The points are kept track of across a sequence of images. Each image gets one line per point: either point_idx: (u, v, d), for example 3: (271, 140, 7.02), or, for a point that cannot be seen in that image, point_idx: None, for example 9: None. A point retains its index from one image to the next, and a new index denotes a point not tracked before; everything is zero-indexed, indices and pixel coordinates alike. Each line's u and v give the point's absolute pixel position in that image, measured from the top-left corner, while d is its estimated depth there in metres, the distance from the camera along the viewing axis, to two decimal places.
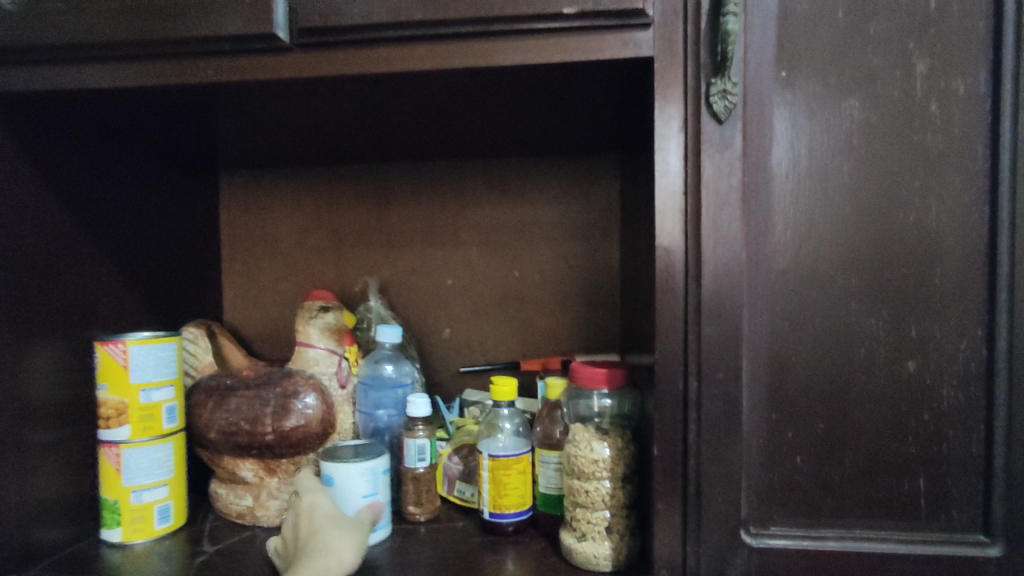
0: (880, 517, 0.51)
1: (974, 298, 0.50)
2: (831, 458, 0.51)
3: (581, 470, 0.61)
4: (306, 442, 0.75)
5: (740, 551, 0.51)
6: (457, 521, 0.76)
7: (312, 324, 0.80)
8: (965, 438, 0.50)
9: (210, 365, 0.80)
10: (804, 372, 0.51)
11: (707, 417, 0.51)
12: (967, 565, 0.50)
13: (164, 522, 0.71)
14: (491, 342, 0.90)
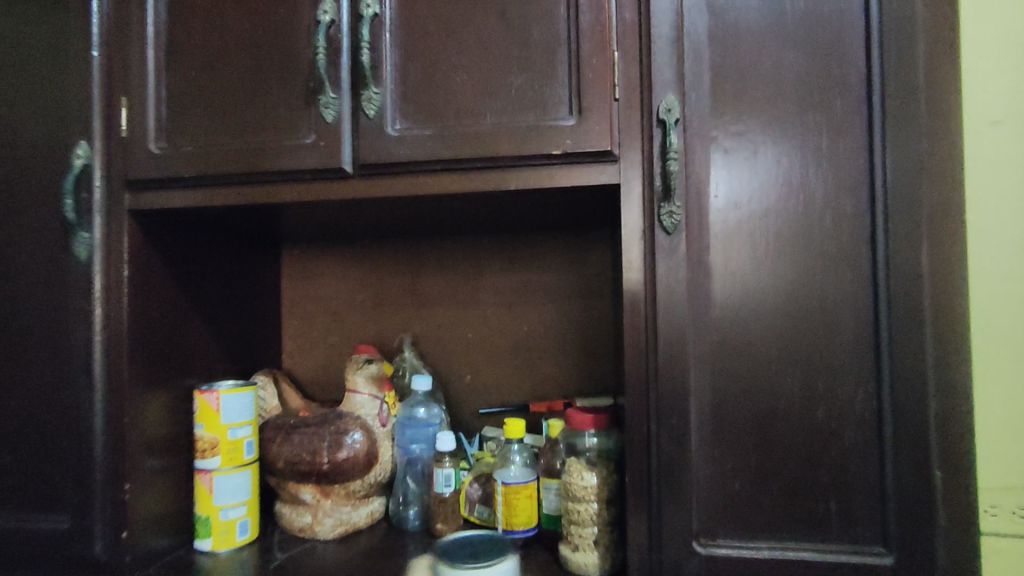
0: (801, 531, 0.66)
1: (866, 362, 0.66)
2: (762, 485, 0.67)
3: (574, 493, 0.77)
4: (354, 470, 0.92)
5: (692, 557, 0.67)
6: (477, 537, 0.92)
7: (359, 373, 0.98)
8: (863, 469, 0.65)
9: (277, 407, 1.00)
10: (739, 419, 0.67)
11: (664, 453, 0.67)
12: (868, 570, 0.64)
13: (244, 534, 0.89)
14: (505, 386, 1.07)
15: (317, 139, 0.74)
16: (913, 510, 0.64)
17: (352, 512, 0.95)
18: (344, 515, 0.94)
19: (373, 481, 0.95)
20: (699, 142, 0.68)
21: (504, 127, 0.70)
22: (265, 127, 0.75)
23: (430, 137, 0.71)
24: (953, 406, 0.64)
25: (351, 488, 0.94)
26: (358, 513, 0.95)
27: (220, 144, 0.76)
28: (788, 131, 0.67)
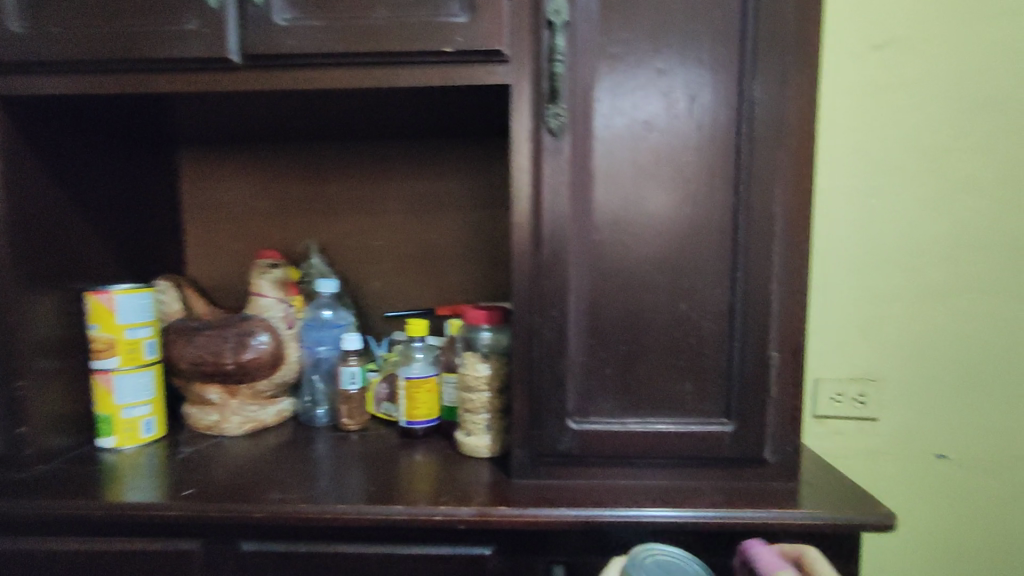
0: (661, 407, 0.75)
1: (724, 261, 0.73)
2: (629, 369, 0.75)
3: (468, 384, 0.84)
4: (260, 371, 0.95)
5: (566, 432, 0.75)
6: (383, 430, 0.98)
7: (263, 278, 0.99)
8: (715, 354, 0.74)
9: (178, 311, 0.99)
10: (612, 311, 0.74)
11: (545, 342, 0.74)
12: (713, 438, 0.74)
13: (148, 432, 0.91)
14: (413, 292, 1.10)
15: (199, 26, 0.70)
16: (752, 387, 0.74)
17: (259, 410, 0.98)
18: (251, 413, 0.97)
19: (281, 381, 0.98)
20: (586, 46, 0.70)
21: (395, 23, 0.69)
22: (140, 10, 0.70)
23: (319, 29, 0.70)
24: (793, 300, 0.73)
25: (258, 388, 0.97)
26: (265, 411, 0.98)
27: (90, 26, 0.71)
28: (670, 40, 0.70)
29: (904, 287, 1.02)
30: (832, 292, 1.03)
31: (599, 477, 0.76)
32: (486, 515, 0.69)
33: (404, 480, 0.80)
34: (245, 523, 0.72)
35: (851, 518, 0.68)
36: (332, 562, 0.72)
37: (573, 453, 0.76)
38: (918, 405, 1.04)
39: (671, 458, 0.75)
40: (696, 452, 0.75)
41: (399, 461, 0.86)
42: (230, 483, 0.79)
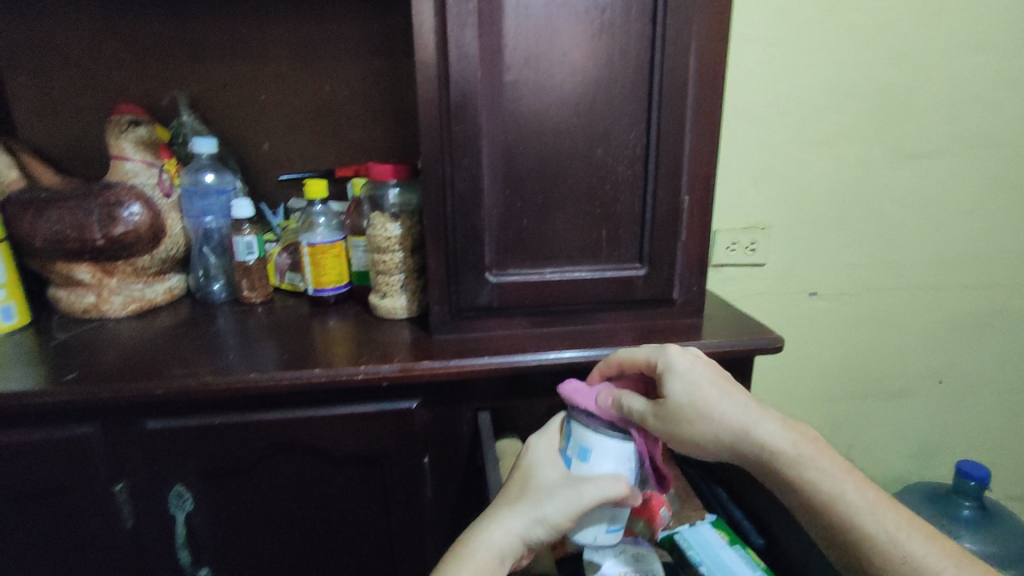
0: (578, 255, 0.75)
1: (640, 101, 0.71)
2: (547, 219, 0.73)
3: (379, 245, 0.80)
4: (138, 245, 0.85)
5: (485, 285, 0.74)
6: (290, 301, 0.93)
7: (124, 138, 0.85)
8: (630, 199, 0.74)
9: (19, 181, 0.84)
10: (528, 158, 0.71)
11: (459, 194, 0.70)
12: (628, 281, 0.77)
13: (7, 320, 0.80)
14: (309, 153, 1.00)
15: None
16: (665, 231, 0.75)
17: (144, 289, 0.88)
18: (136, 292, 0.87)
19: (165, 256, 0.89)
20: None
21: None
22: None
23: None
24: (705, 141, 0.73)
25: (139, 265, 0.87)
26: (152, 289, 0.89)
27: None
28: None
29: (799, 137, 1.06)
30: (735, 143, 1.05)
31: (518, 328, 0.78)
32: (409, 370, 0.69)
33: (320, 346, 0.77)
34: (146, 401, 0.67)
35: (746, 343, 0.75)
36: (252, 431, 0.69)
37: (493, 305, 0.75)
38: (800, 249, 1.14)
39: (588, 303, 0.78)
40: (611, 295, 0.77)
41: (312, 328, 0.83)
42: (121, 364, 0.73)
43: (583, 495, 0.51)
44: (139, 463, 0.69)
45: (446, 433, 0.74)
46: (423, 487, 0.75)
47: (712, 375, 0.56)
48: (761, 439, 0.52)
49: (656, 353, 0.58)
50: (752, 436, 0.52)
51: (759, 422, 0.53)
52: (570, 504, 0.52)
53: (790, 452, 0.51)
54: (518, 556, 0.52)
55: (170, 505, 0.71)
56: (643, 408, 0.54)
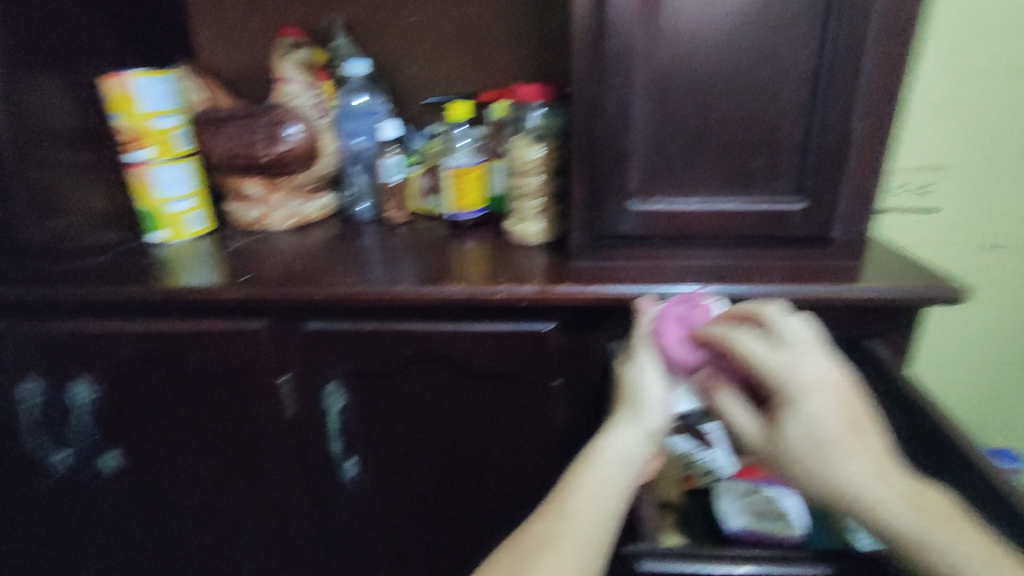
0: (730, 185, 0.71)
1: (820, 10, 0.63)
2: (700, 144, 0.69)
3: (518, 169, 0.80)
4: (297, 163, 0.91)
5: (628, 213, 0.72)
6: (429, 223, 0.96)
7: (286, 60, 0.91)
8: (796, 124, 0.67)
9: (200, 103, 0.93)
10: (685, 77, 0.66)
11: (608, 114, 0.67)
12: (784, 215, 0.71)
13: (194, 228, 0.90)
14: (450, 78, 1.01)
15: None
16: (834, 161, 0.68)
17: (302, 206, 0.95)
18: (295, 207, 0.94)
19: (320, 174, 0.95)
20: None
21: None
22: None
23: None
24: (894, 57, 0.64)
25: (298, 182, 0.94)
26: (309, 206, 0.95)
27: None
28: None
29: (1000, 59, 0.90)
30: (916, 68, 0.92)
31: (658, 259, 0.75)
32: (547, 293, 0.70)
33: (459, 265, 0.80)
34: (309, 303, 0.73)
35: (917, 289, 0.67)
36: (396, 339, 0.74)
37: (634, 234, 0.73)
38: (984, 193, 0.99)
39: (736, 237, 0.73)
40: (763, 230, 0.72)
41: (451, 249, 0.86)
42: (286, 270, 0.80)
43: (641, 359, 0.55)
44: (300, 358, 0.77)
45: (577, 358, 0.75)
46: (552, 408, 0.77)
47: (854, 412, 0.47)
48: (884, 514, 0.42)
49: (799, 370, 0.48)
50: (875, 504, 0.42)
51: (873, 492, 0.42)
52: (644, 379, 0.54)
53: (914, 529, 0.40)
54: (648, 458, 0.50)
55: (325, 399, 0.79)
56: (749, 425, 0.49)
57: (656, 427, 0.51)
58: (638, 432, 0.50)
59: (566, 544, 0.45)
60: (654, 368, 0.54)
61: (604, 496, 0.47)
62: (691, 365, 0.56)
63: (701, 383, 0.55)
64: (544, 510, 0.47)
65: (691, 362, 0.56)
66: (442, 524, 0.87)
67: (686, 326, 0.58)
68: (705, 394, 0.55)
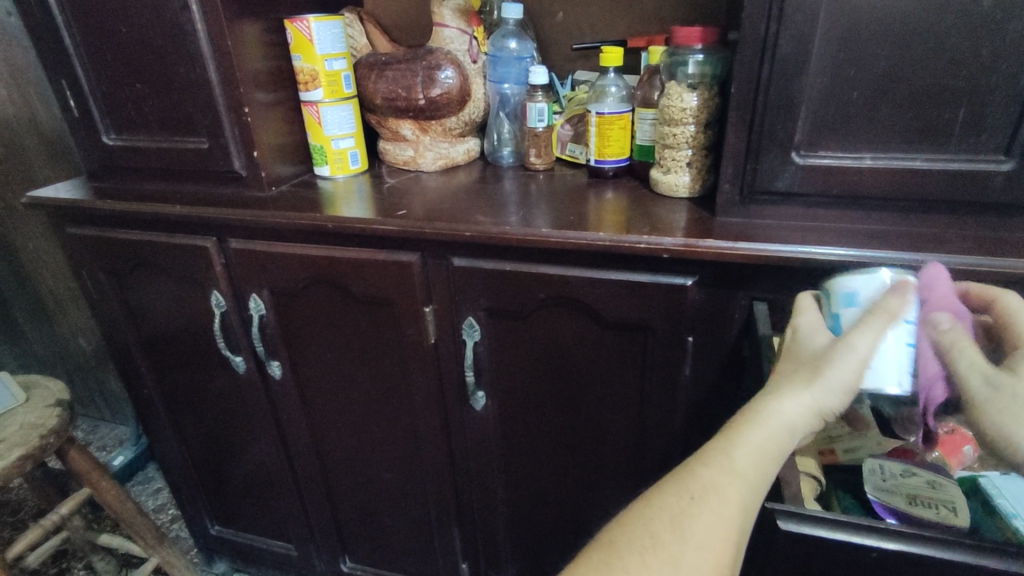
0: (916, 140, 0.63)
1: None
2: (885, 91, 0.62)
3: (671, 117, 0.77)
4: (448, 107, 0.95)
5: (789, 166, 0.67)
6: (569, 172, 0.96)
7: (445, 6, 0.94)
8: (1013, 69, 0.58)
9: (367, 48, 1.00)
10: (879, 14, 0.59)
11: (782, 57, 0.62)
12: (981, 177, 0.62)
13: (355, 164, 0.98)
14: (602, 22, 0.99)
15: None
16: None
17: (450, 148, 0.99)
18: (443, 150, 0.99)
19: (468, 119, 0.98)
20: None
21: None
22: None
23: None
24: None
25: (448, 125, 0.98)
26: (456, 149, 1.00)
27: None
28: None
29: None
30: None
31: (817, 219, 0.70)
32: (692, 246, 0.68)
33: (600, 213, 0.80)
34: (456, 241, 0.77)
35: None
36: (535, 280, 0.76)
37: (792, 190, 0.68)
38: None
39: (915, 200, 0.66)
40: (951, 193, 0.64)
41: (591, 198, 0.86)
42: (435, 208, 0.85)
43: (856, 339, 0.49)
44: (443, 291, 0.82)
45: (715, 317, 0.73)
46: (682, 364, 0.76)
47: None
48: None
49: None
50: None
51: None
52: (850, 356, 0.48)
53: None
54: (815, 430, 0.48)
55: (463, 333, 0.84)
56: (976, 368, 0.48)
57: (839, 405, 0.48)
58: (819, 407, 0.47)
59: (732, 493, 0.45)
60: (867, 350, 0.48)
61: (770, 457, 0.46)
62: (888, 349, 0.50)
63: (901, 369, 0.50)
64: (708, 454, 0.47)
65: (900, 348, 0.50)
66: (560, 463, 0.91)
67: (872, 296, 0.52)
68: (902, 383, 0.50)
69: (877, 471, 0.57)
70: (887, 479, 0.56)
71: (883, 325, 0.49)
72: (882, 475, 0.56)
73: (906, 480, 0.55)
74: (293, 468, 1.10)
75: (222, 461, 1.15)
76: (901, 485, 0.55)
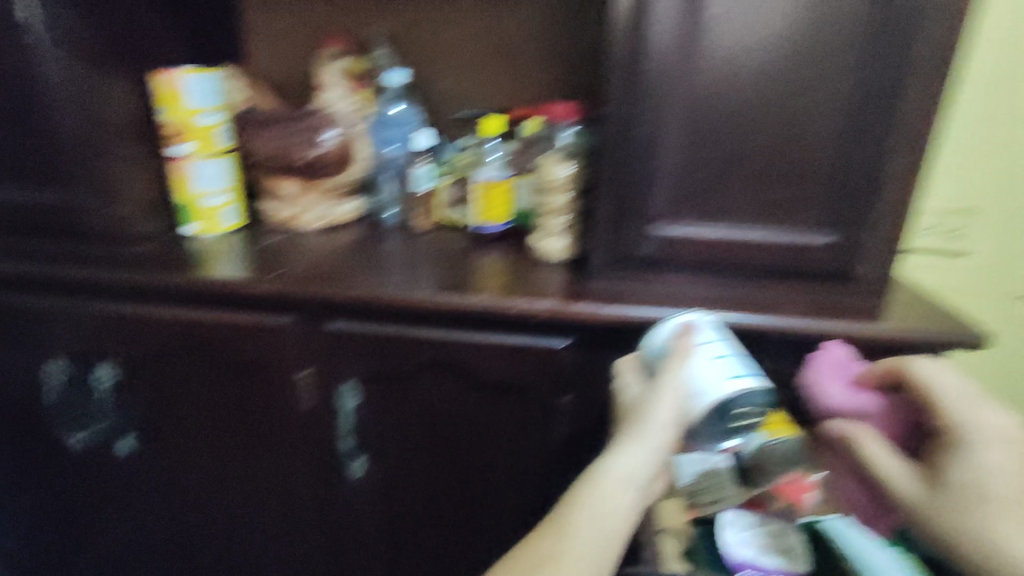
0: (754, 216, 0.71)
1: (852, 50, 0.64)
2: (727, 173, 0.69)
3: (545, 186, 0.81)
4: (329, 169, 0.94)
5: (650, 236, 0.73)
6: (454, 234, 0.98)
7: (329, 69, 0.96)
8: (823, 160, 0.68)
9: (244, 102, 0.97)
10: (716, 106, 0.67)
11: (637, 138, 0.69)
12: (805, 250, 0.71)
13: (227, 223, 0.94)
14: (485, 93, 1.05)
15: None
16: (853, 198, 0.69)
17: (333, 209, 0.98)
18: (325, 210, 0.97)
19: (351, 179, 0.98)
20: None
21: None
22: None
23: None
24: (930, 99, 0.64)
25: (329, 185, 0.97)
26: (339, 209, 0.99)
27: None
28: None
29: None
30: (948, 116, 0.93)
31: (677, 285, 0.75)
32: (564, 309, 0.71)
33: (479, 275, 0.81)
34: (331, 304, 0.75)
35: (934, 332, 0.68)
36: (414, 344, 0.76)
37: (654, 258, 0.74)
38: (1016, 241, 0.98)
39: (757, 269, 0.73)
40: (783, 263, 0.72)
41: (473, 261, 0.87)
42: (312, 268, 0.83)
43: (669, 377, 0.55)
44: (319, 357, 0.79)
45: (588, 378, 0.75)
46: (561, 424, 0.77)
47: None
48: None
49: (953, 395, 0.49)
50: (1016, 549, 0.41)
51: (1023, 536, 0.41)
52: (665, 394, 0.54)
53: None
54: (650, 489, 0.50)
55: (339, 398, 0.80)
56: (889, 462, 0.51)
57: (666, 443, 0.51)
58: (648, 451, 0.50)
59: (575, 556, 0.45)
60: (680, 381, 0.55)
61: (613, 517, 0.47)
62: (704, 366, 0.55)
63: (717, 378, 0.54)
64: (554, 521, 0.48)
65: (706, 366, 0.55)
66: (444, 531, 0.88)
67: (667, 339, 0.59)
68: (722, 389, 0.54)
69: (729, 534, 0.57)
70: (739, 541, 0.57)
71: (681, 358, 0.56)
72: (736, 538, 0.57)
73: (756, 543, 0.56)
74: (146, 558, 0.98)
75: (60, 556, 1.00)
76: (753, 547, 0.56)
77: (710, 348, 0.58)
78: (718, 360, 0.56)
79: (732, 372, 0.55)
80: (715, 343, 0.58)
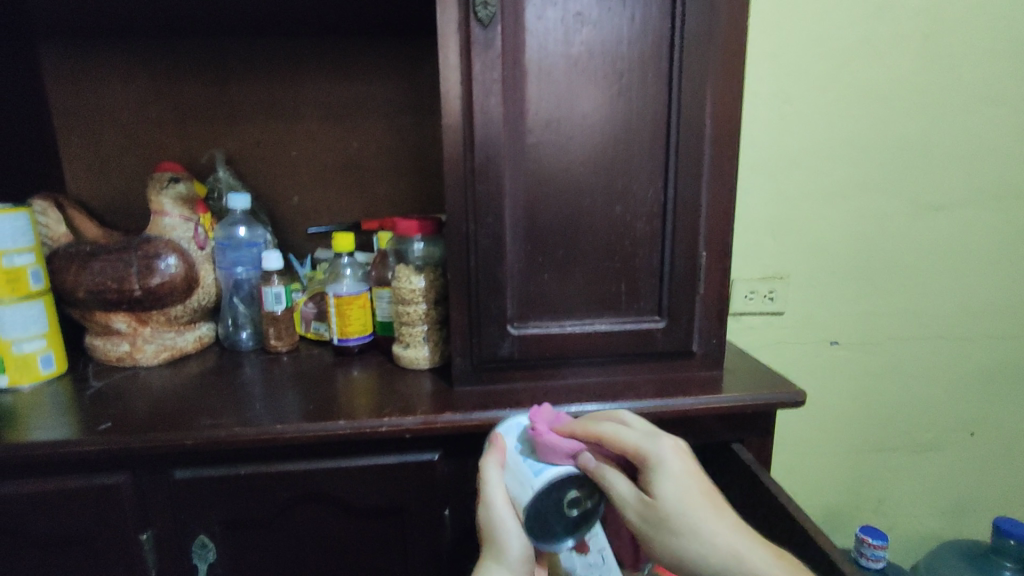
0: (598, 308, 0.77)
1: (658, 162, 0.73)
2: (568, 273, 0.75)
3: (403, 297, 0.82)
4: (173, 296, 0.88)
5: (507, 337, 0.75)
6: (315, 350, 0.95)
7: (164, 194, 0.90)
8: (648, 254, 0.76)
9: (65, 235, 0.89)
10: (550, 214, 0.73)
11: (482, 249, 0.72)
12: (647, 333, 0.78)
13: (48, 368, 0.83)
14: (338, 205, 1.06)
15: None
16: (682, 285, 0.77)
17: (176, 338, 0.91)
18: (168, 341, 0.90)
19: (196, 305, 0.92)
20: None
21: None
22: None
23: None
24: (723, 196, 0.75)
25: (172, 314, 0.90)
26: (183, 338, 0.92)
27: None
28: None
29: (814, 189, 1.09)
30: (749, 198, 1.09)
31: (538, 378, 0.78)
32: (431, 423, 0.70)
33: (342, 394, 0.78)
34: (174, 452, 0.68)
35: (768, 398, 0.75)
36: (274, 481, 0.70)
37: (513, 357, 0.77)
38: (819, 297, 1.15)
39: (609, 355, 0.78)
40: (631, 347, 0.78)
41: (336, 377, 0.84)
42: (151, 409, 0.75)
43: (489, 497, 0.53)
44: (165, 512, 0.70)
45: (465, 485, 0.74)
46: (443, 541, 0.74)
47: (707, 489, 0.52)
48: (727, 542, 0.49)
49: (637, 436, 0.54)
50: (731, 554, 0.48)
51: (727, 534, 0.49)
52: (496, 515, 0.53)
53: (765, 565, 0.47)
54: None
55: (194, 555, 0.72)
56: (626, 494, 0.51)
57: (521, 557, 0.52)
58: (505, 570, 0.52)
59: None
60: (501, 497, 0.53)
61: None
62: (515, 470, 0.54)
63: (526, 476, 0.52)
64: None
65: (517, 471, 0.53)
66: None
67: (489, 448, 0.57)
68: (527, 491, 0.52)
69: None
70: None
71: (491, 472, 0.55)
72: None
73: None
74: None
75: None
76: None
77: (520, 448, 0.55)
78: (522, 462, 0.53)
79: (534, 470, 0.52)
80: (524, 443, 0.55)
